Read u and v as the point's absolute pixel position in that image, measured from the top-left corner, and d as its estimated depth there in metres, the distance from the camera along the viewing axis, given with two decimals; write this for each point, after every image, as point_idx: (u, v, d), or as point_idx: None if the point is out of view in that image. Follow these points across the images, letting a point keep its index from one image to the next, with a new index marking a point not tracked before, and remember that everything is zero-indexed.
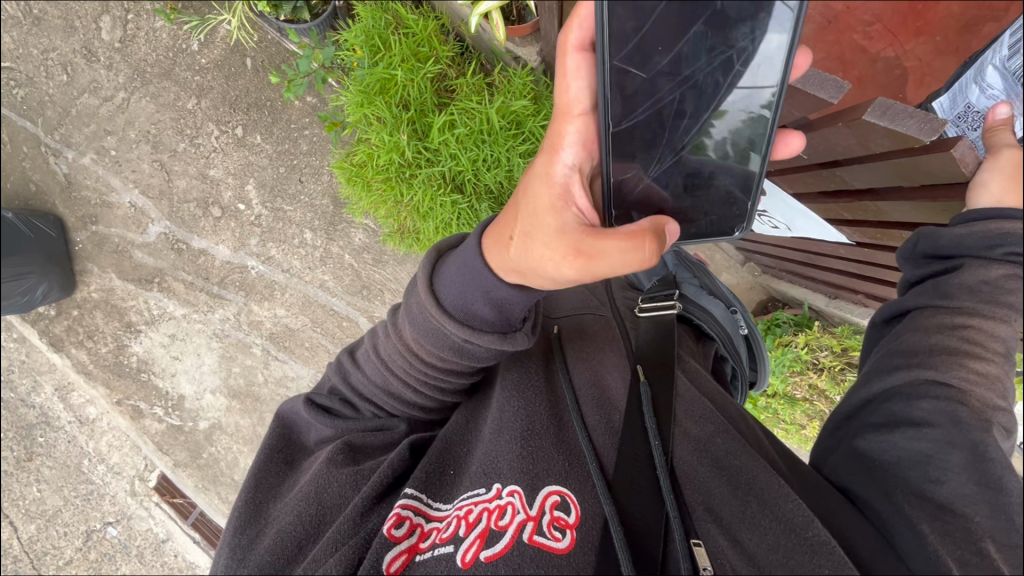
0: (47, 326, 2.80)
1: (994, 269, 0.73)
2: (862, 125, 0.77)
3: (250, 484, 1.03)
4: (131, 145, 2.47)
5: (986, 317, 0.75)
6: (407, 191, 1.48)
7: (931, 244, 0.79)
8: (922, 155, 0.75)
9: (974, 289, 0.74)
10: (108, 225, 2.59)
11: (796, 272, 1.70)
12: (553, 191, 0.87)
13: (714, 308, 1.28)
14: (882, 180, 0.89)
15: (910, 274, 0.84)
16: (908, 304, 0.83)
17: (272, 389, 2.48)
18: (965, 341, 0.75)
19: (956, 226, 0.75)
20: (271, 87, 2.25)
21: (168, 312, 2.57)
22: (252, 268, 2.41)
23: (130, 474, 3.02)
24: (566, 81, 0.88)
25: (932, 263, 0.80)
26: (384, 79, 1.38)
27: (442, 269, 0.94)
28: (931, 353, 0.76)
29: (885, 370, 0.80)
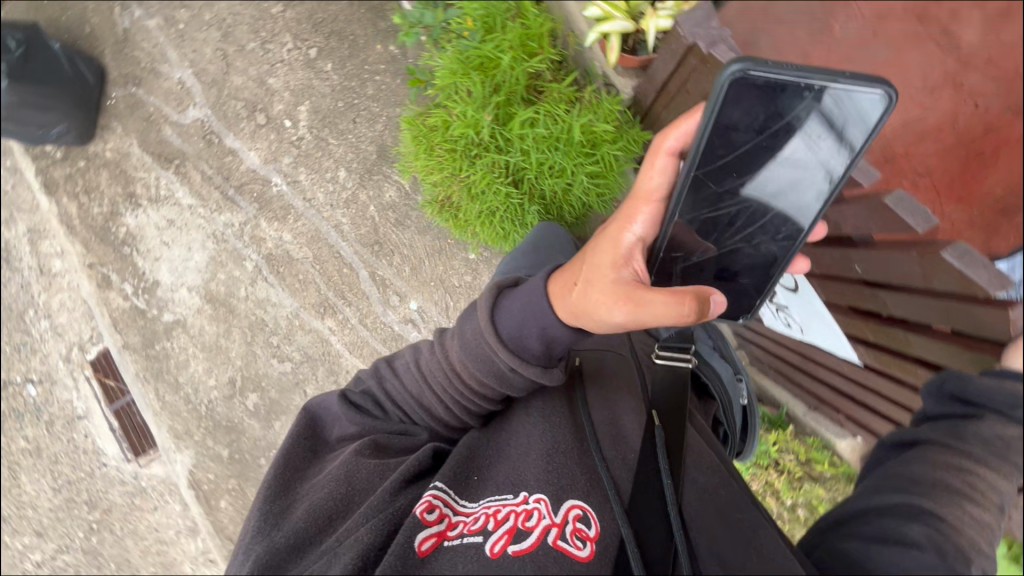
0: (47, 167, 2.72)
1: (1011, 428, 0.81)
2: (934, 260, 0.87)
3: (277, 465, 1.07)
4: (202, 27, 2.45)
5: (992, 470, 0.80)
6: (467, 168, 1.48)
7: (961, 388, 0.86)
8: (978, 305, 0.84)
9: (987, 441, 0.82)
10: (148, 92, 2.53)
11: (782, 373, 1.77)
12: (617, 251, 0.99)
13: (722, 370, 1.35)
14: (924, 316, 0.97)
15: (930, 409, 0.91)
16: (923, 436, 0.88)
17: (250, 307, 2.44)
18: (966, 484, 0.80)
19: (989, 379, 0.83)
20: (360, 24, 2.27)
21: (174, 197, 2.52)
22: (275, 185, 2.39)
23: (70, 340, 2.94)
24: (649, 173, 1.01)
25: (959, 406, 0.86)
26: (489, 58, 1.41)
27: (503, 303, 1.01)
28: (931, 482, 0.81)
29: (893, 489, 0.83)
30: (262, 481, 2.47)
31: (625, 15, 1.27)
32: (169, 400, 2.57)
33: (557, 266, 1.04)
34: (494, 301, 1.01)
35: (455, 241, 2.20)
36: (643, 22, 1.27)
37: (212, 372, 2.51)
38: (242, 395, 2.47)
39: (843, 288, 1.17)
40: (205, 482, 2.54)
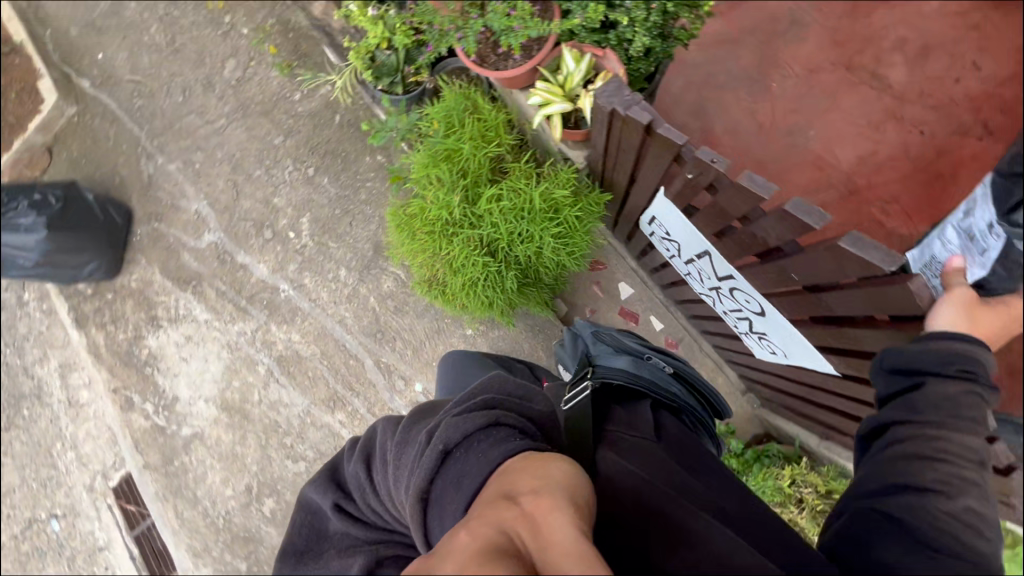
0: (78, 303, 2.96)
1: (950, 385, 0.76)
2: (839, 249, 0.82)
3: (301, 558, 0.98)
4: (214, 164, 2.76)
5: (956, 431, 0.74)
6: (447, 245, 1.63)
7: (900, 360, 0.80)
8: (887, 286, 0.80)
9: (938, 403, 0.75)
10: (169, 225, 2.81)
11: (801, 412, 1.82)
12: (489, 484, 0.67)
13: (619, 361, 1.08)
14: (854, 299, 0.92)
15: (883, 391, 0.83)
16: (887, 417, 0.80)
17: (263, 410, 2.52)
18: (940, 451, 0.73)
19: (918, 345, 0.79)
20: (350, 141, 2.55)
21: (192, 314, 2.71)
22: (283, 290, 2.57)
23: (95, 469, 3.00)
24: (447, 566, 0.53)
25: (901, 378, 0.80)
26: (452, 150, 1.61)
27: (442, 512, 0.71)
28: (905, 463, 0.74)
29: (878, 494, 0.74)
30: None
31: (564, 99, 1.46)
32: (188, 516, 2.58)
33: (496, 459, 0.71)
34: (423, 515, 0.72)
35: (452, 320, 2.31)
36: (579, 102, 1.45)
37: (230, 481, 2.54)
38: (258, 502, 2.48)
39: (796, 302, 1.14)
40: None
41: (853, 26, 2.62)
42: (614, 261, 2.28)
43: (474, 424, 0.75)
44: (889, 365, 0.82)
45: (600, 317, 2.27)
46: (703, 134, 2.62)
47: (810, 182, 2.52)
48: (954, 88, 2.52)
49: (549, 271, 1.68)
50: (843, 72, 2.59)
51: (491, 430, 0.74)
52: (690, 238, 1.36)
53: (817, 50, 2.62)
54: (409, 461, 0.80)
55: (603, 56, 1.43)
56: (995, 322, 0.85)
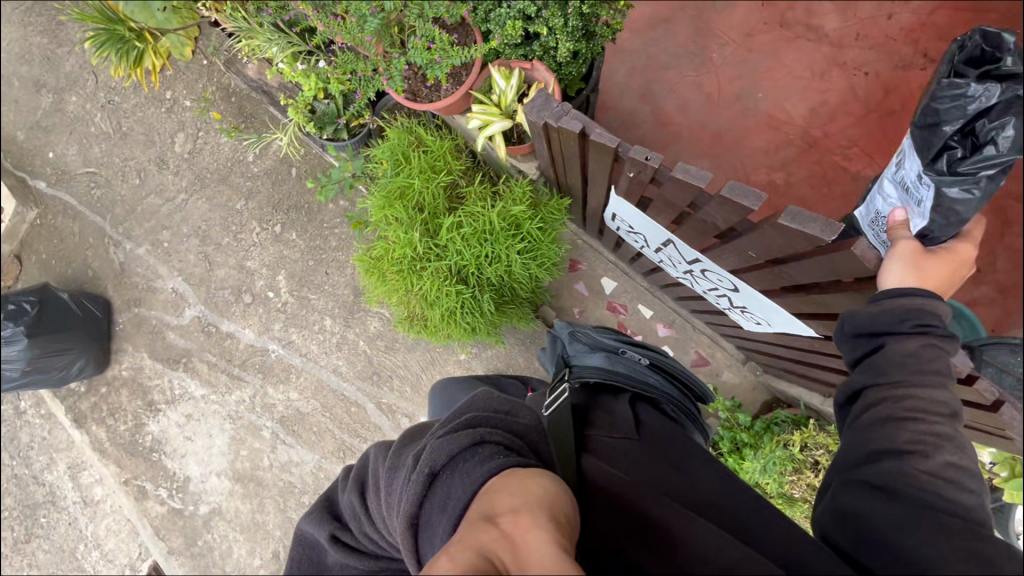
0: (75, 402, 2.94)
1: (912, 342, 0.77)
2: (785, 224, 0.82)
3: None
4: (182, 239, 2.76)
5: (926, 387, 0.76)
6: (418, 281, 1.63)
7: (858, 324, 0.82)
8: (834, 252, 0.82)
9: (902, 363, 0.77)
10: (150, 308, 2.80)
11: (799, 374, 1.81)
12: (474, 509, 0.64)
13: (594, 359, 1.16)
14: (812, 267, 0.93)
15: (850, 354, 0.85)
16: (857, 382, 0.82)
17: (276, 473, 2.51)
18: (911, 410, 0.76)
19: (876, 307, 0.81)
20: (310, 191, 2.56)
21: (188, 392, 2.70)
22: (272, 351, 2.56)
23: (121, 564, 2.97)
24: None
25: (864, 341, 0.82)
26: (404, 187, 1.61)
27: (432, 536, 0.69)
28: (880, 429, 0.77)
29: (858, 463, 0.77)
30: None
31: (503, 116, 1.48)
32: None
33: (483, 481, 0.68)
34: (415, 539, 0.71)
35: (443, 348, 2.30)
36: (517, 117, 1.47)
37: (256, 551, 2.52)
38: None
39: (762, 275, 1.15)
40: None
41: None
42: (591, 257, 2.28)
43: (458, 445, 0.73)
44: (851, 330, 0.84)
45: (588, 316, 2.26)
46: (654, 117, 2.64)
47: (768, 143, 2.53)
48: (889, 23, 2.54)
49: (524, 287, 1.68)
50: (778, 30, 2.61)
51: (477, 449, 0.72)
52: (651, 228, 1.36)
53: (749, 13, 2.64)
54: (399, 486, 0.79)
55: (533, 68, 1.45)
56: (945, 269, 0.85)
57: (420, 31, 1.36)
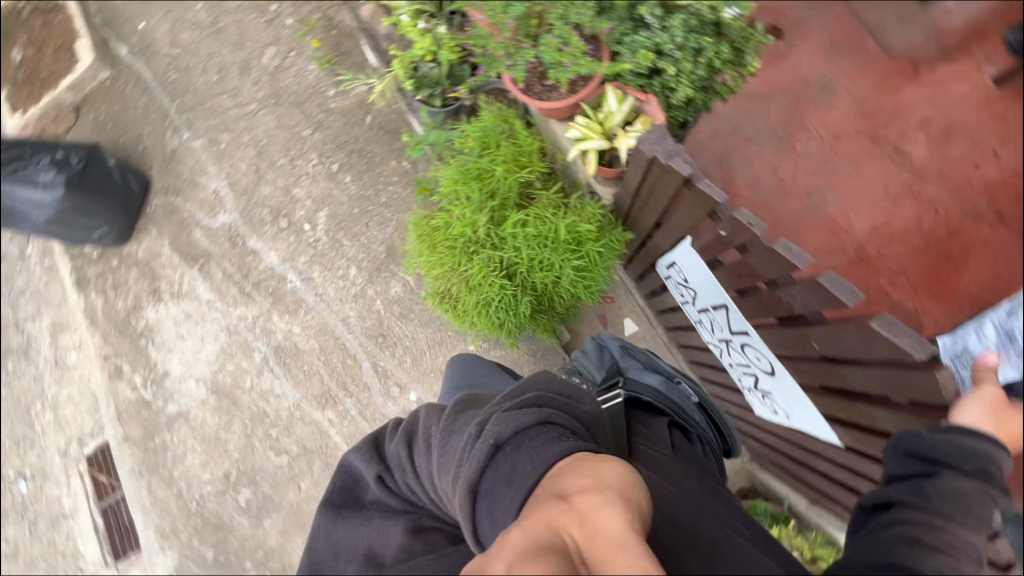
0: (82, 265, 2.94)
1: (966, 480, 0.74)
2: (869, 331, 0.83)
3: (337, 508, 1.07)
4: (240, 146, 2.77)
5: (963, 526, 0.71)
6: (466, 263, 1.64)
7: (918, 443, 0.80)
8: (912, 372, 0.80)
9: (948, 495, 0.73)
10: (186, 200, 2.81)
11: (792, 473, 1.82)
12: (546, 487, 0.71)
13: (651, 378, 1.13)
14: (874, 379, 0.94)
15: (893, 470, 0.82)
16: (893, 495, 0.78)
17: (253, 398, 2.50)
18: (943, 543, 0.70)
19: (936, 433, 0.79)
20: (378, 143, 2.58)
21: (195, 292, 2.70)
22: (290, 281, 2.57)
23: (71, 434, 2.95)
24: (501, 558, 0.60)
25: (915, 462, 0.80)
26: (484, 170, 1.63)
27: (494, 503, 0.76)
28: (906, 547, 0.70)
29: (871, 567, 0.69)
30: None
31: (602, 136, 1.48)
32: (161, 495, 2.54)
33: (553, 455, 0.76)
34: (474, 501, 0.78)
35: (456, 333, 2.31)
36: (616, 142, 1.48)
37: (208, 465, 2.50)
38: (235, 491, 2.45)
39: (812, 370, 1.15)
40: None
41: (882, 100, 2.68)
42: (622, 295, 2.27)
43: (524, 421, 0.81)
44: (903, 448, 0.82)
45: None
46: (724, 182, 2.67)
47: (823, 244, 2.55)
48: (973, 172, 2.57)
49: (564, 302, 1.69)
50: (867, 142, 2.64)
51: (543, 428, 0.81)
52: (709, 289, 1.37)
53: (845, 117, 2.68)
54: (458, 451, 0.85)
55: (646, 100, 1.44)
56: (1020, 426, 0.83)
57: (557, 31, 1.34)
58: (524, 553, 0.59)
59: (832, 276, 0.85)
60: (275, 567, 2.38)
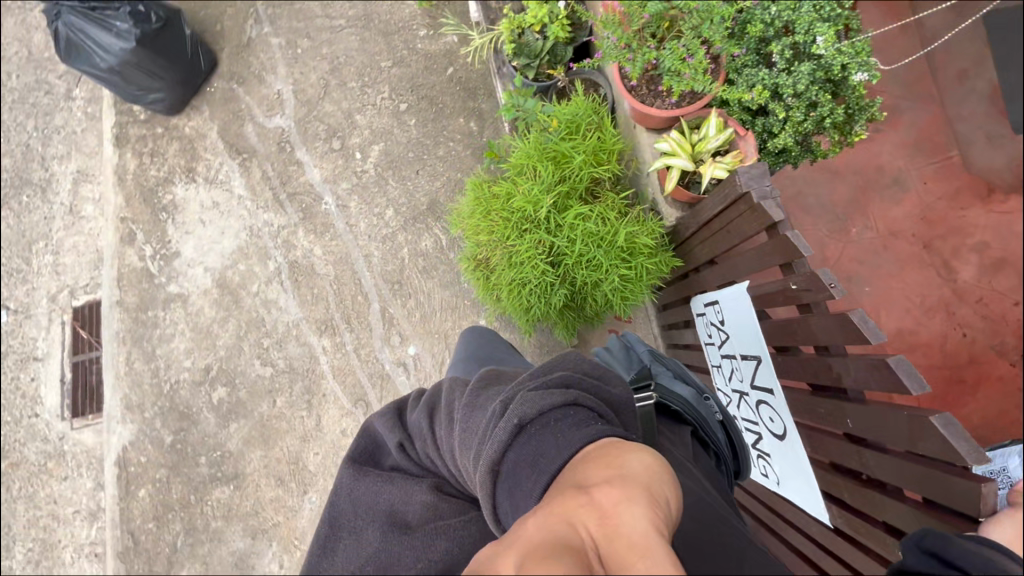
0: (126, 122, 2.90)
1: None
2: (920, 423, 0.83)
3: (363, 464, 1.20)
4: (315, 57, 2.74)
5: None
6: (515, 238, 1.62)
7: (943, 545, 0.73)
8: (958, 478, 0.81)
9: None
10: (247, 92, 2.77)
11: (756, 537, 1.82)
12: (568, 481, 0.67)
13: (681, 389, 1.10)
14: (899, 470, 0.93)
15: (910, 564, 0.76)
16: None
17: (255, 303, 2.49)
18: None
19: (968, 543, 0.72)
20: (452, 97, 2.54)
21: (229, 184, 2.68)
22: (325, 202, 2.55)
23: (65, 282, 2.93)
24: (514, 548, 0.55)
25: (933, 563, 0.73)
26: (561, 155, 1.60)
27: (518, 487, 0.75)
28: None
29: None
30: (192, 481, 2.38)
31: (689, 157, 1.46)
32: (137, 368, 2.53)
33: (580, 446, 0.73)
34: (494, 482, 0.79)
35: (472, 303, 2.30)
36: (701, 167, 1.45)
37: (192, 354, 2.49)
38: (211, 386, 2.44)
39: (830, 444, 1.14)
40: (132, 464, 2.45)
41: (948, 211, 2.66)
42: (639, 319, 2.29)
43: (551, 402, 0.79)
44: (925, 545, 0.74)
45: None
46: None
47: None
48: (1013, 308, 2.55)
49: (596, 305, 1.69)
50: (919, 247, 2.63)
51: (569, 410, 0.78)
52: (746, 336, 1.36)
53: (906, 217, 2.66)
54: (481, 428, 0.87)
55: (743, 137, 1.43)
56: None
57: (687, 41, 1.33)
58: (538, 544, 0.54)
59: (905, 360, 0.85)
60: (227, 471, 2.37)
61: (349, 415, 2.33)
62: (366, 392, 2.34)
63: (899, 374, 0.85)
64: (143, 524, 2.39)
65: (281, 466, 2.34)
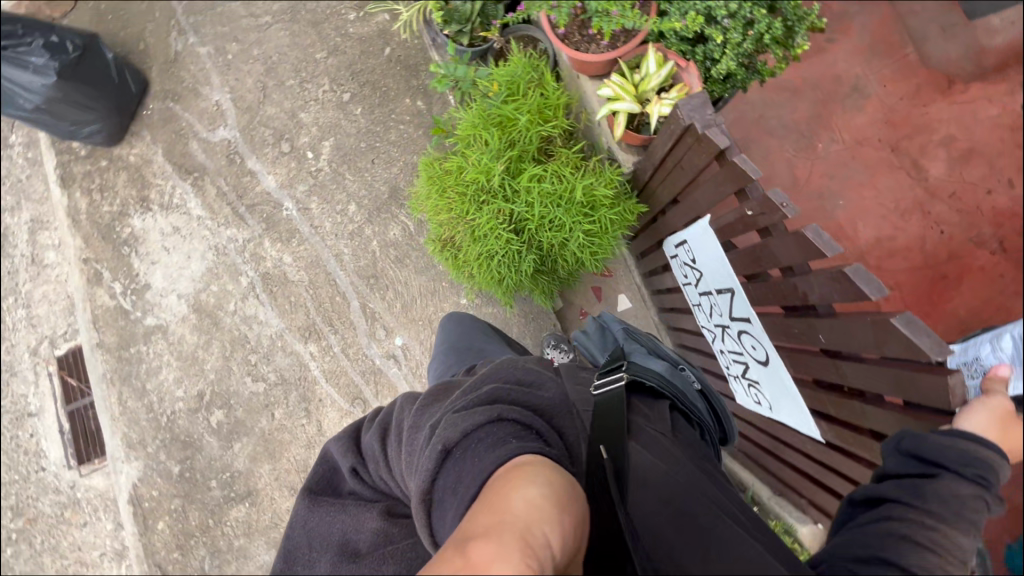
0: (68, 162, 2.81)
1: (964, 486, 0.73)
2: (883, 327, 0.83)
3: (316, 494, 1.07)
4: (247, 60, 2.63)
5: (951, 527, 0.71)
6: (475, 212, 1.58)
7: (917, 444, 0.79)
8: (922, 373, 0.81)
9: (944, 498, 0.73)
10: (185, 108, 2.67)
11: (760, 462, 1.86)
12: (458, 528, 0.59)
13: (655, 364, 1.07)
14: (872, 377, 0.94)
15: (891, 468, 0.82)
16: (888, 493, 0.78)
17: (235, 321, 2.46)
18: (934, 542, 0.70)
19: (941, 436, 0.77)
20: (394, 78, 2.47)
21: (186, 206, 2.61)
22: (285, 208, 2.49)
23: (43, 333, 2.88)
24: None
25: (914, 463, 0.79)
26: (507, 118, 1.56)
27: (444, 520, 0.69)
28: (895, 543, 0.71)
29: (862, 561, 0.71)
30: (207, 505, 2.40)
31: (634, 98, 1.42)
32: (131, 406, 2.52)
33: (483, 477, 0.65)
34: (427, 511, 0.72)
35: (449, 284, 2.28)
36: (649, 107, 1.41)
37: (183, 383, 2.48)
38: (208, 411, 2.43)
39: (809, 364, 1.15)
40: (145, 500, 2.46)
41: (911, 110, 2.63)
42: (619, 271, 2.29)
43: (472, 423, 0.74)
44: (905, 448, 0.81)
45: None
46: None
47: None
48: (985, 197, 2.56)
49: (568, 265, 1.67)
50: (887, 152, 2.61)
51: (492, 428, 0.73)
52: (717, 271, 1.36)
53: (870, 124, 2.63)
54: (420, 450, 0.81)
55: (685, 68, 1.40)
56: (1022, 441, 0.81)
57: None
58: None
59: (860, 267, 0.84)
60: (240, 490, 2.38)
61: (349, 415, 2.34)
62: (361, 390, 2.34)
63: (857, 283, 0.85)
64: (168, 555, 2.42)
65: (292, 476, 2.35)
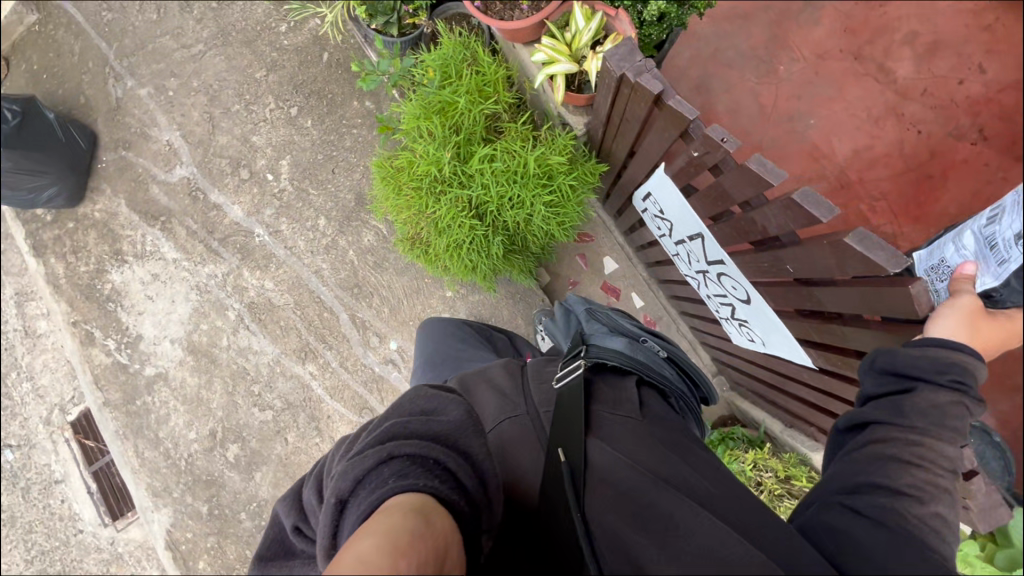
0: (36, 230, 2.79)
1: (942, 394, 0.79)
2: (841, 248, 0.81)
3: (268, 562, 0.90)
4: (189, 92, 2.58)
5: (933, 437, 0.78)
6: (433, 205, 1.56)
7: (891, 361, 0.83)
8: (885, 286, 0.80)
9: (925, 412, 0.79)
10: (138, 154, 2.64)
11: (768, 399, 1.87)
12: None
13: (616, 342, 1.06)
14: (845, 297, 0.93)
15: (869, 390, 0.86)
16: (870, 416, 0.84)
17: (231, 356, 2.46)
18: (917, 456, 0.77)
19: (912, 348, 0.81)
20: (338, 82, 2.42)
21: (160, 252, 2.59)
22: (257, 235, 2.47)
23: (52, 402, 2.91)
24: None
25: (892, 380, 0.83)
26: (446, 103, 1.52)
27: None
28: (883, 465, 0.78)
29: (850, 490, 0.79)
30: (242, 537, 2.44)
31: (569, 58, 1.37)
32: (149, 456, 2.54)
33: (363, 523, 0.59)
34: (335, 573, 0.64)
35: (432, 279, 2.27)
36: (585, 64, 1.36)
37: (194, 425, 2.50)
38: (223, 447, 2.46)
39: (786, 295, 1.13)
40: (182, 543, 2.51)
41: (868, 14, 2.55)
42: (601, 234, 2.25)
43: (364, 466, 0.67)
44: (880, 367, 0.85)
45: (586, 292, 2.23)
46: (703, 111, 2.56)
47: (803, 170, 2.48)
48: (958, 88, 2.49)
49: (538, 239, 1.64)
50: (851, 61, 2.53)
51: (380, 469, 0.66)
52: (683, 218, 1.33)
53: (829, 36, 2.55)
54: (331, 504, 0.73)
55: (615, 16, 1.35)
56: (1000, 333, 0.80)
57: None
58: None
59: (808, 190, 0.82)
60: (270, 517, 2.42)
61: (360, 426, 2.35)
62: (367, 399, 2.35)
63: (807, 208, 0.83)
64: None
65: None
